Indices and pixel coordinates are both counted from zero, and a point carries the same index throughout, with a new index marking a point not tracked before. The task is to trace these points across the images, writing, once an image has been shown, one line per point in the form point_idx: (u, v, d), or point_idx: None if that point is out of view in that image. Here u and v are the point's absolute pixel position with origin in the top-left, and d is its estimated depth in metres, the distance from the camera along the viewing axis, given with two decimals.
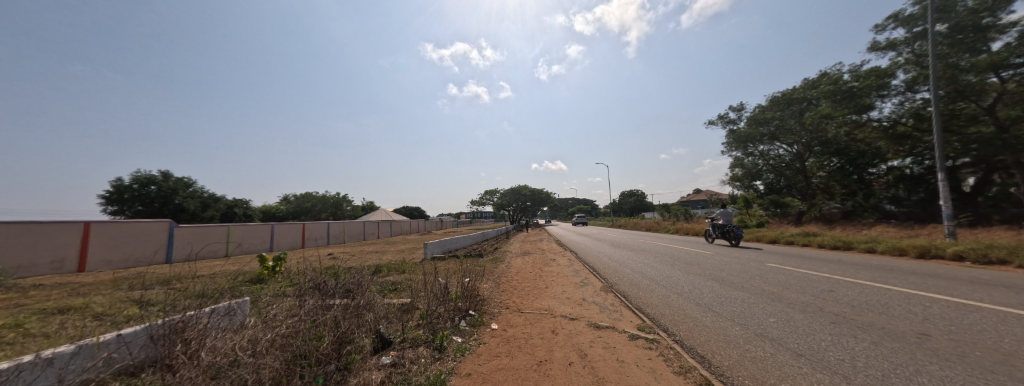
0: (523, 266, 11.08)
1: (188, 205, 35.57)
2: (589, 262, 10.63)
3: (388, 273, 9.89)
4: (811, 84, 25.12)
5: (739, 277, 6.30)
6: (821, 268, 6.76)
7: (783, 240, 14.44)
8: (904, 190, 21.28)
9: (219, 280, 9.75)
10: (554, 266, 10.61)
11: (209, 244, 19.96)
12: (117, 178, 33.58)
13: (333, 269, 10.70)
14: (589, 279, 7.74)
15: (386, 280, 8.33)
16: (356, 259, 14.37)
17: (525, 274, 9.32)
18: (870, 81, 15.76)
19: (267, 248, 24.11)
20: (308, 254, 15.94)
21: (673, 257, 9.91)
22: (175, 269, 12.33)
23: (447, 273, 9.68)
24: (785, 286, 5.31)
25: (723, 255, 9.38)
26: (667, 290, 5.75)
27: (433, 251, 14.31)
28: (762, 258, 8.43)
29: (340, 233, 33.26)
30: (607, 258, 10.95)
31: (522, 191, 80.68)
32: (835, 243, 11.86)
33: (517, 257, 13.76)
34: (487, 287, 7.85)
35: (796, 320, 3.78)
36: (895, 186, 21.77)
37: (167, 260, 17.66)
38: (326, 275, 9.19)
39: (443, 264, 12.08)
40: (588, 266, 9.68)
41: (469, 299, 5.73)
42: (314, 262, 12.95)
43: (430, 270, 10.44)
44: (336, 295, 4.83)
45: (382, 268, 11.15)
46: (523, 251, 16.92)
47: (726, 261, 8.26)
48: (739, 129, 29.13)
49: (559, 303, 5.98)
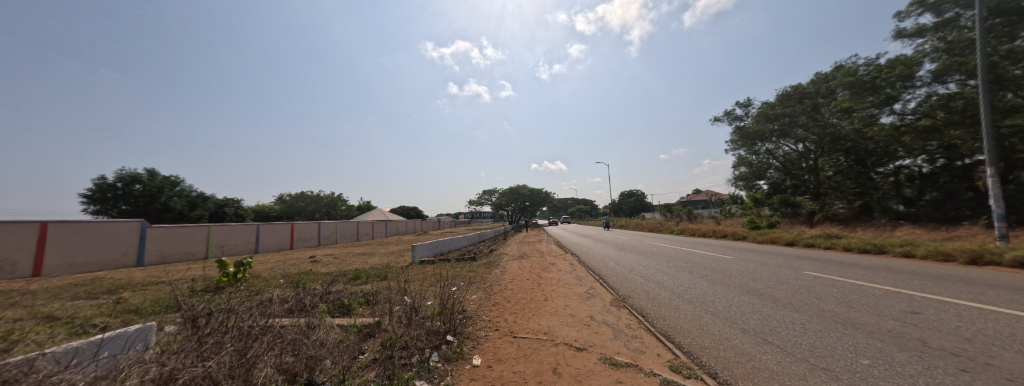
0: (519, 272, 9.96)
1: (174, 205, 34.21)
2: (594, 267, 9.51)
3: (366, 281, 8.71)
4: (824, 77, 23.97)
5: (780, 290, 5.18)
6: (873, 279, 5.66)
7: (802, 243, 13.28)
8: (914, 190, 20.26)
9: (172, 288, 8.57)
10: (554, 272, 9.47)
11: (187, 246, 18.78)
12: (100, 176, 32.32)
13: (306, 276, 9.51)
14: (595, 290, 6.61)
15: (358, 291, 7.13)
16: (338, 264, 13.18)
17: (519, 282, 8.22)
18: (896, 73, 14.56)
19: (253, 250, 22.93)
20: (289, 258, 14.77)
21: (689, 262, 8.78)
22: (136, 275, 11.19)
23: (431, 281, 8.53)
24: (849, 306, 4.16)
25: (746, 261, 8.26)
26: (696, 308, 4.59)
27: (422, 254, 13.17)
28: (795, 265, 7.33)
29: (332, 233, 32.04)
30: (614, 263, 9.78)
31: (522, 191, 79.65)
32: (864, 246, 10.73)
33: (514, 261, 12.64)
34: (476, 298, 6.72)
35: (905, 365, 2.62)
36: (903, 184, 20.83)
37: (139, 263, 16.48)
38: (294, 284, 8.02)
39: (430, 269, 10.84)
40: (593, 272, 8.52)
41: (449, 321, 4.58)
42: (290, 267, 11.76)
43: (412, 277, 9.25)
44: (268, 316, 3.66)
45: (362, 274, 10.00)
46: (521, 253, 15.76)
47: (754, 268, 7.13)
48: (747, 125, 28.05)
49: (560, 322, 4.84)
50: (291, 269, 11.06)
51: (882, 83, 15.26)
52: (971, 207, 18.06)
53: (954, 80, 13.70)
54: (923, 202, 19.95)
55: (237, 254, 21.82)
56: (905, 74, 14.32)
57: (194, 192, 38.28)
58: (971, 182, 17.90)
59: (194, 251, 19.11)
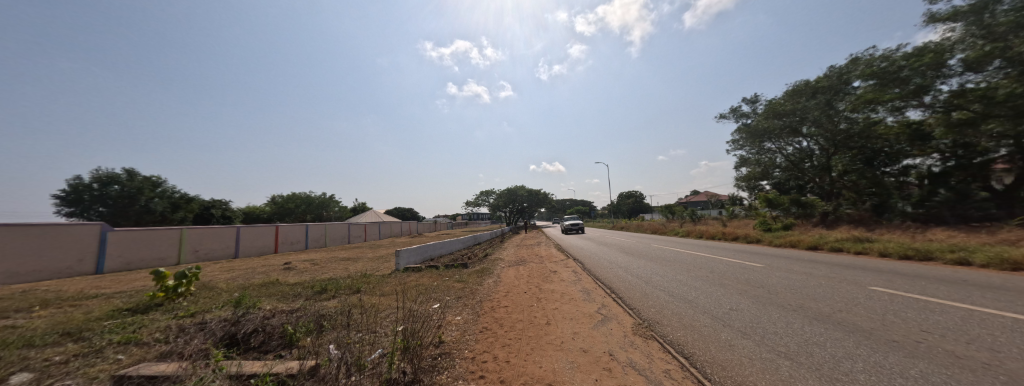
0: (516, 281, 8.64)
1: (155, 207, 32.72)
2: (601, 277, 8.18)
3: (332, 295, 7.33)
4: (838, 71, 22.78)
5: (861, 317, 3.87)
6: (971, 298, 4.36)
7: (828, 247, 12.00)
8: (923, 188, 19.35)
9: (98, 305, 7.16)
10: (556, 282, 8.16)
11: (157, 251, 17.37)
12: (75, 176, 30.82)
13: (265, 290, 8.12)
14: (609, 309, 5.30)
15: (315, 313, 5.70)
16: (313, 271, 11.82)
17: (514, 296, 6.88)
18: (925, 61, 13.41)
19: (231, 255, 21.48)
20: (262, 264, 13.42)
21: (714, 271, 7.47)
22: (78, 287, 9.80)
23: (409, 297, 7.13)
24: (996, 351, 2.82)
25: (783, 271, 6.99)
26: (762, 348, 3.24)
27: (407, 261, 11.79)
28: (847, 277, 6.04)
29: (321, 236, 30.58)
30: (625, 272, 8.47)
31: (520, 192, 78.49)
32: (905, 252, 9.46)
33: (510, 268, 11.30)
34: (460, 320, 5.40)
35: None
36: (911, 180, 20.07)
37: (98, 270, 14.97)
38: (241, 301, 6.63)
39: (413, 279, 9.45)
40: (602, 284, 7.20)
41: (410, 369, 3.21)
42: (257, 277, 10.41)
43: (388, 291, 7.83)
44: None
45: (332, 285, 8.61)
46: (518, 258, 14.44)
47: (801, 281, 5.83)
48: (755, 122, 26.89)
49: (570, 364, 3.49)
50: (255, 279, 9.71)
51: (910, 74, 14.09)
52: (983, 207, 16.75)
53: (992, 68, 12.51)
54: (932, 203, 18.61)
55: (214, 259, 20.38)
56: (936, 62, 13.14)
57: (177, 193, 36.74)
58: (985, 182, 17.13)
59: (164, 257, 17.66)
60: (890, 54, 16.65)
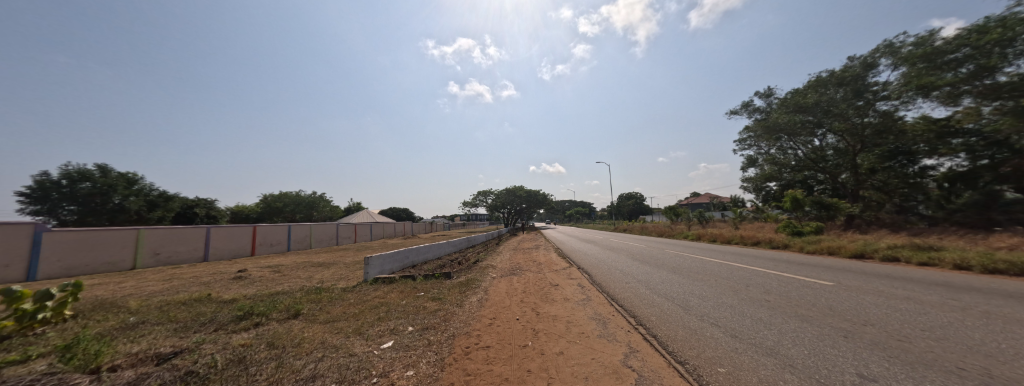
0: (507, 300, 6.67)
1: (129, 205, 30.68)
2: (617, 296, 6.24)
3: (254, 323, 5.34)
4: (866, 61, 21.02)
5: None
6: None
7: (879, 255, 10.04)
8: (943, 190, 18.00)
9: None
10: (557, 304, 6.24)
11: (108, 255, 15.50)
12: (43, 172, 29.11)
13: (176, 312, 6.13)
14: (646, 363, 3.38)
15: (197, 362, 3.70)
16: (267, 281, 9.85)
17: (502, 329, 4.91)
18: (992, 38, 12.40)
19: (199, 258, 19.54)
20: (214, 273, 11.52)
21: (772, 291, 5.52)
22: None
23: (357, 326, 5.09)
24: None
25: (867, 293, 5.07)
26: None
27: (378, 270, 9.79)
28: (983, 307, 4.12)
29: (305, 237, 28.59)
30: (646, 288, 6.55)
31: (518, 192, 76.40)
32: (992, 263, 7.50)
33: (502, 280, 9.30)
34: (415, 377, 3.40)
35: None
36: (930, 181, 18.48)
37: (30, 277, 13.05)
38: (108, 335, 4.60)
39: (376, 297, 7.41)
40: (621, 310, 5.29)
41: None
42: (190, 290, 8.47)
43: (335, 315, 5.81)
44: None
45: (269, 302, 6.61)
46: (513, 266, 12.44)
47: (926, 317, 3.86)
48: (771, 116, 25.03)
49: None
50: (184, 293, 7.78)
51: (967, 55, 13.31)
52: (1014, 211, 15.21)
53: None
54: (955, 206, 17.21)
55: (178, 263, 18.46)
56: (1006, 38, 12.07)
57: (155, 191, 34.87)
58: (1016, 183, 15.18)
59: (116, 261, 15.77)
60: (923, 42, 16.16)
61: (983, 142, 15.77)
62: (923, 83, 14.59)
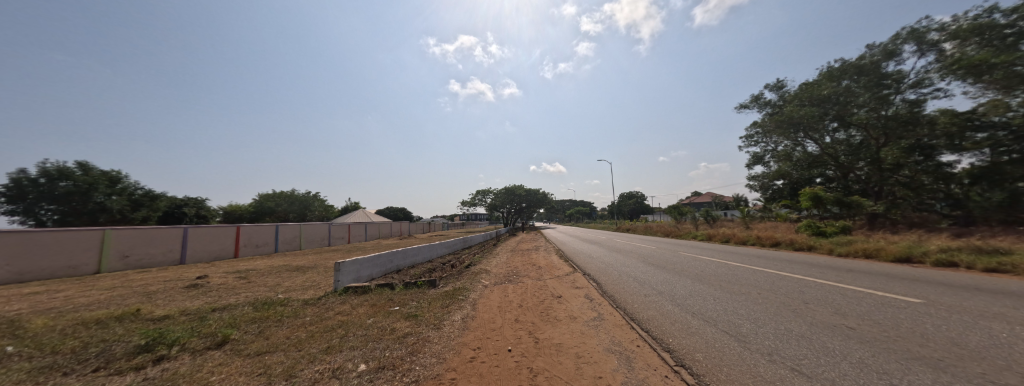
0: (499, 320, 5.27)
1: (110, 205, 29.38)
2: (637, 314, 4.89)
3: (151, 356, 3.92)
4: (887, 49, 19.70)
5: None
6: None
7: (933, 260, 8.65)
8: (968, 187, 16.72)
9: None
10: (561, 326, 4.89)
11: (67, 258, 14.27)
12: (19, 170, 27.88)
13: (70, 338, 4.74)
14: None
15: None
16: (222, 291, 8.48)
17: (488, 370, 3.51)
18: None
19: (174, 260, 18.25)
20: (171, 281, 10.19)
21: (848, 312, 4.13)
22: None
23: (289, 366, 3.68)
24: None
25: (987, 318, 3.68)
26: None
27: (351, 278, 8.38)
28: None
29: (295, 238, 27.28)
30: (673, 304, 5.16)
31: (517, 191, 75.13)
32: None
33: (495, 289, 7.90)
34: None
35: None
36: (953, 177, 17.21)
37: None
38: None
39: (338, 313, 6.01)
40: (646, 339, 3.95)
41: None
42: (123, 303, 7.11)
43: (272, 343, 4.39)
44: None
45: (195, 324, 5.21)
46: (511, 270, 11.10)
47: None
48: (783, 110, 23.66)
49: None
50: (109, 306, 6.43)
51: None
52: None
53: None
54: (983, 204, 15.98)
55: (151, 266, 17.19)
56: None
57: (141, 190, 33.60)
58: None
59: (76, 265, 14.51)
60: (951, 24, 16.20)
61: (1010, 136, 14.28)
62: (976, 60, 13.59)
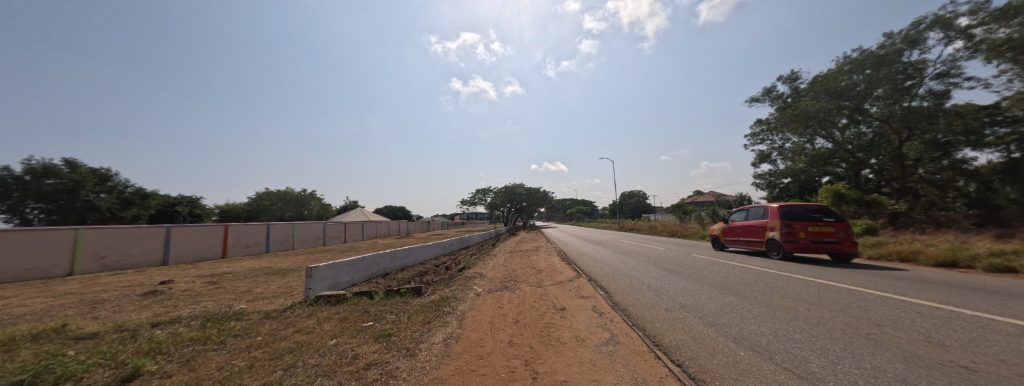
0: (489, 342, 4.27)
1: (99, 203, 28.56)
2: (660, 337, 3.90)
3: None
4: (909, 37, 18.59)
5: None
6: None
7: (985, 266, 7.63)
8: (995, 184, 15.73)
9: None
10: (566, 352, 3.89)
11: (34, 259, 13.35)
12: (3, 167, 27.05)
13: None
14: None
15: None
16: (182, 299, 7.50)
17: None
18: None
19: (157, 261, 17.37)
20: (132, 287, 9.21)
21: (952, 343, 3.08)
22: None
23: None
24: None
25: None
26: None
27: (325, 285, 7.38)
28: None
29: (287, 237, 26.35)
30: (704, 323, 4.14)
31: (518, 190, 74.13)
32: None
33: (489, 298, 6.91)
34: None
35: None
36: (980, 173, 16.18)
37: None
38: None
39: (298, 331, 5.01)
40: (680, 377, 2.95)
41: None
42: (57, 315, 6.14)
43: (193, 379, 3.40)
44: None
45: (113, 348, 4.20)
46: (509, 274, 10.13)
47: None
48: (798, 103, 22.51)
49: None
50: (31, 320, 5.45)
51: None
52: None
53: None
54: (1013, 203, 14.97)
55: (130, 268, 16.30)
56: None
57: (131, 188, 32.73)
58: None
59: (45, 267, 13.61)
60: (984, 6, 15.08)
61: None
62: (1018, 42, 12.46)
